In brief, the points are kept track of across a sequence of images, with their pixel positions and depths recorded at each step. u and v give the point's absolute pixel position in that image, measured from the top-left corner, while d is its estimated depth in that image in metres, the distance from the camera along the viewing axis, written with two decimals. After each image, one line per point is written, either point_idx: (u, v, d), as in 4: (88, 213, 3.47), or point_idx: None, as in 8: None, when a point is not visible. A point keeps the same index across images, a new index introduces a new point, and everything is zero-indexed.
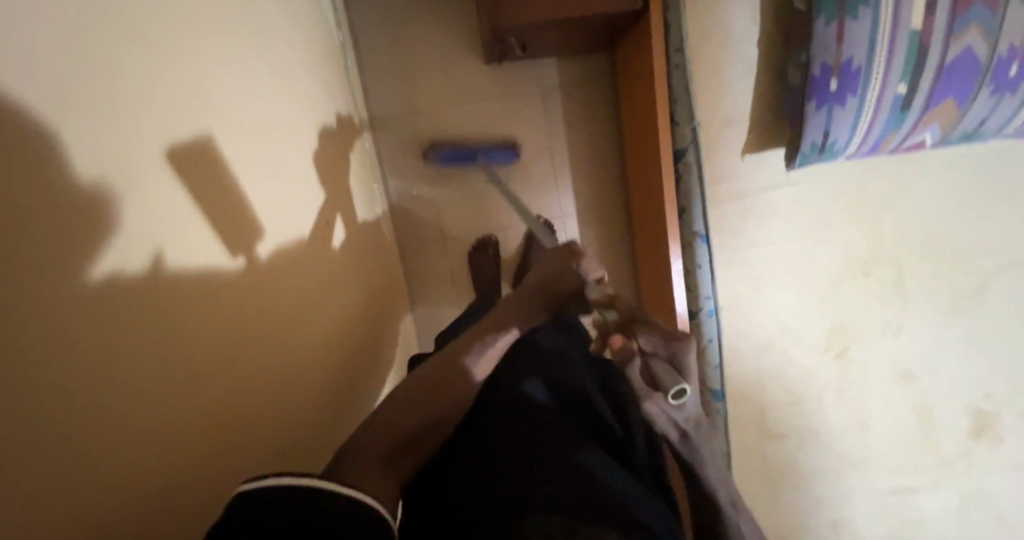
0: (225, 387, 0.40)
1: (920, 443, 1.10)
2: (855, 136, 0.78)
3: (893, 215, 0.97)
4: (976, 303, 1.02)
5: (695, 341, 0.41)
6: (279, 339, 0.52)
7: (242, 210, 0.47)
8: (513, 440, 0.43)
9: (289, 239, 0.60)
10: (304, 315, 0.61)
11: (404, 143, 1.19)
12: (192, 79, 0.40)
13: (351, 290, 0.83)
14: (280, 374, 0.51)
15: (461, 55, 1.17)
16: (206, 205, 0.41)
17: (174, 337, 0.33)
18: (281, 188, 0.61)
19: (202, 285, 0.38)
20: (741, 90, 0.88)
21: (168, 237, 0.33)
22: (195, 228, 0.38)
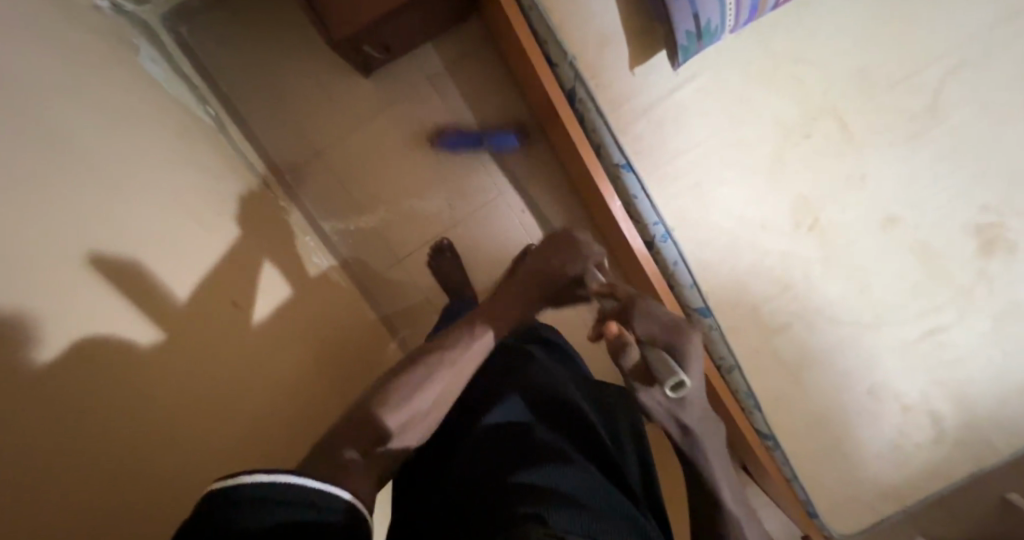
0: (119, 442, 0.41)
1: (930, 281, 1.04)
2: (727, 10, 0.73)
3: (812, 67, 0.91)
4: (933, 120, 0.96)
5: (697, 339, 0.50)
6: (213, 428, 0.56)
7: (116, 326, 0.47)
8: (487, 467, 0.46)
9: (193, 333, 0.61)
10: (236, 397, 0.63)
11: (321, 187, 1.17)
12: (43, 212, 0.41)
13: (290, 365, 0.81)
14: (220, 457, 0.55)
15: (341, 80, 1.15)
16: (82, 331, 0.42)
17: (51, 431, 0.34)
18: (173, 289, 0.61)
19: (93, 406, 0.39)
20: (604, 7, 0.83)
21: (42, 368, 0.35)
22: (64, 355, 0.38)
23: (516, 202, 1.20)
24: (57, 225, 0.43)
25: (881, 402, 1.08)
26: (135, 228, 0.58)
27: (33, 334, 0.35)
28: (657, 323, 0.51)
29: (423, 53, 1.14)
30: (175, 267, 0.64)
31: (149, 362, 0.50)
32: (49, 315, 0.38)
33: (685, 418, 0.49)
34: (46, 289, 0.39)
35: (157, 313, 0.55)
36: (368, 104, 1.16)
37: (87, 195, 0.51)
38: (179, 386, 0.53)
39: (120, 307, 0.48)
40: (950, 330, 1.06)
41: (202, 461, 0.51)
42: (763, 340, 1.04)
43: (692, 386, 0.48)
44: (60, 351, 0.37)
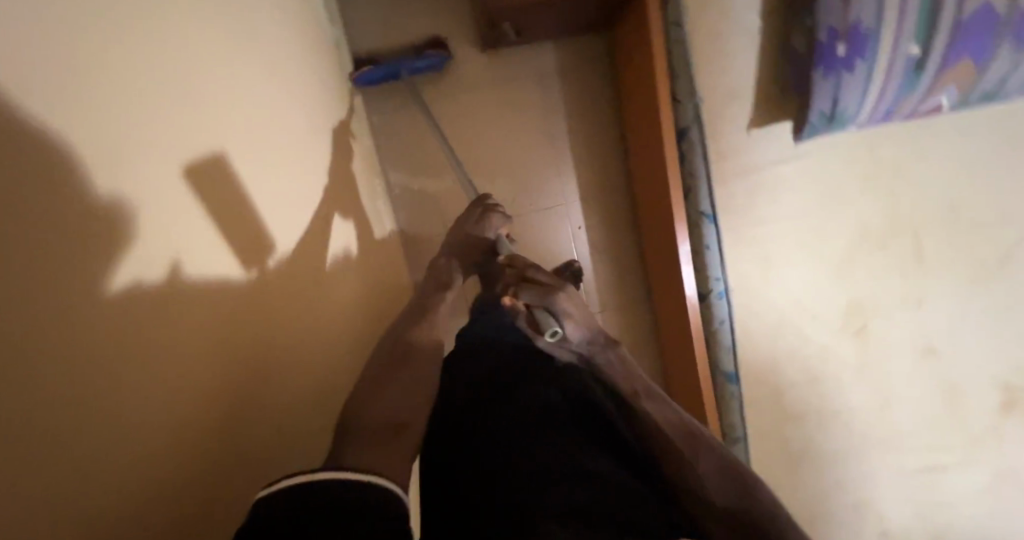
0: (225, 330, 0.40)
1: (946, 420, 1.06)
2: (867, 103, 0.74)
3: (910, 184, 0.93)
4: (1001, 273, 0.98)
5: (571, 288, 0.46)
6: (292, 372, 0.53)
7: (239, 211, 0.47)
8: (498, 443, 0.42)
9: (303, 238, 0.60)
10: (317, 332, 0.61)
11: (403, 140, 1.18)
12: (182, 83, 0.40)
13: (359, 302, 0.80)
14: (295, 406, 0.52)
15: (458, 45, 1.15)
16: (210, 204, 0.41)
17: (181, 320, 0.34)
18: (284, 194, 0.61)
19: (202, 333, 0.36)
20: (743, 63, 0.84)
21: (177, 252, 0.35)
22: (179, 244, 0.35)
23: (576, 216, 1.22)
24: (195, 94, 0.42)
25: (863, 519, 1.09)
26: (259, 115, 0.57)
27: (153, 217, 0.33)
28: (543, 286, 0.44)
29: (542, 48, 1.15)
30: (287, 170, 0.63)
31: (255, 292, 0.47)
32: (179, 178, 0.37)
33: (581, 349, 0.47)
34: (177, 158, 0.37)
35: (265, 222, 0.53)
36: (474, 78, 1.16)
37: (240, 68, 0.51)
38: (283, 298, 0.53)
39: (236, 197, 0.47)
40: (950, 472, 1.07)
41: (283, 411, 0.49)
42: (774, 424, 1.05)
43: (574, 326, 0.46)
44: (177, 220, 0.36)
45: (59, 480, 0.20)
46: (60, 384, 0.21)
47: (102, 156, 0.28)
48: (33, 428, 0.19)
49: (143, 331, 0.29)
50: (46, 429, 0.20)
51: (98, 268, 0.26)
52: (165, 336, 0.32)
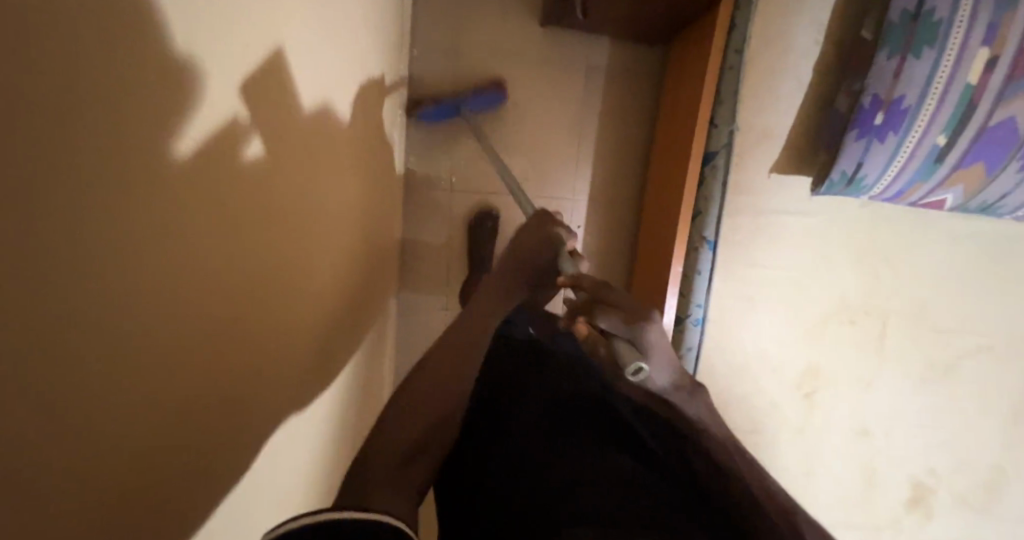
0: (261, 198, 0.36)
1: (858, 502, 1.11)
2: (885, 177, 0.79)
3: (893, 272, 0.99)
4: (943, 378, 1.05)
5: (657, 320, 0.42)
6: (306, 248, 0.50)
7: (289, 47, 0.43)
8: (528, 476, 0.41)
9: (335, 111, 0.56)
10: (326, 218, 0.57)
11: (439, 80, 1.12)
12: None
13: (358, 218, 0.75)
14: (300, 287, 0.50)
15: (522, 6, 1.12)
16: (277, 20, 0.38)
17: (227, 190, 0.30)
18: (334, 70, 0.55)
19: (252, 180, 0.34)
20: (785, 107, 0.88)
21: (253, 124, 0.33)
22: (262, 57, 0.33)
23: (580, 214, 1.21)
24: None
25: None
26: None
27: (253, 20, 0.30)
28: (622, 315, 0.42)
29: (601, 41, 1.15)
30: (338, 43, 0.57)
31: (297, 151, 0.44)
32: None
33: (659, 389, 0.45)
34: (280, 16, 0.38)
35: (315, 87, 0.48)
36: (526, 45, 1.14)
37: None
38: (310, 183, 0.50)
39: (303, 43, 0.42)
40: None
41: (292, 285, 0.47)
42: None
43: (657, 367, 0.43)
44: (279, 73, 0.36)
45: (125, 220, 0.19)
46: (145, 117, 0.20)
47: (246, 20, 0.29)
48: (111, 141, 0.17)
49: (220, 128, 0.28)
50: (122, 177, 0.18)
51: (204, 34, 0.24)
52: (232, 146, 0.30)
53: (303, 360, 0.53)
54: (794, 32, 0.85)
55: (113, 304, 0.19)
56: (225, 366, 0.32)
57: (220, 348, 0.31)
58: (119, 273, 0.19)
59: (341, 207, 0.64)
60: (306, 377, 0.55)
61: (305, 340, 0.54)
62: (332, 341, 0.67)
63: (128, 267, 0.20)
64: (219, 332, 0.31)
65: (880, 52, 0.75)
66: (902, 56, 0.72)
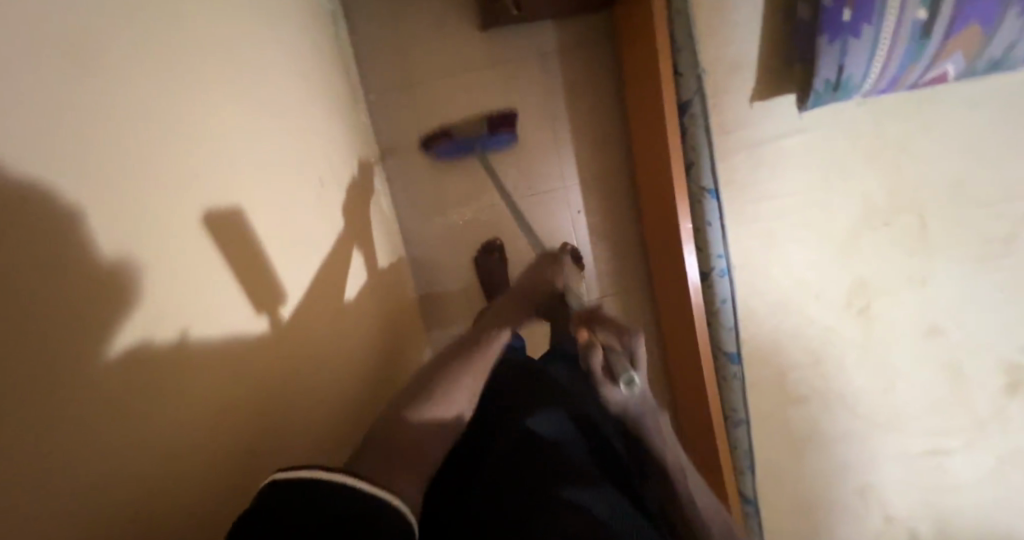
0: (249, 349, 0.42)
1: (950, 404, 1.03)
2: (872, 70, 0.74)
3: (914, 159, 0.92)
4: (1005, 251, 0.97)
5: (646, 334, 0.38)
6: (297, 341, 0.52)
7: (231, 161, 0.45)
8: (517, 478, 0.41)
9: (286, 201, 0.58)
10: (308, 304, 0.57)
11: (398, 119, 1.13)
12: (179, 48, 0.39)
13: (354, 281, 0.77)
14: (303, 385, 0.52)
15: (457, 19, 1.11)
16: (202, 152, 0.40)
17: (201, 370, 0.35)
18: (269, 159, 0.55)
19: (227, 350, 0.39)
20: (746, 33, 0.83)
21: (217, 325, 0.38)
22: (179, 205, 0.35)
23: (577, 200, 1.20)
24: (163, 32, 0.37)
25: (868, 505, 1.07)
26: (248, 70, 0.55)
27: (136, 162, 0.31)
28: (617, 328, 0.39)
29: (544, 26, 1.12)
30: (277, 132, 0.59)
31: (249, 264, 0.45)
32: (185, 148, 0.37)
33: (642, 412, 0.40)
34: (205, 146, 0.40)
35: (251, 185, 0.49)
36: (472, 55, 1.13)
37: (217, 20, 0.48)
38: (307, 310, 0.57)
39: (224, 159, 0.44)
40: (955, 456, 1.05)
41: (282, 386, 0.48)
42: (778, 405, 1.03)
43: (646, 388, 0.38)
44: (213, 214, 0.39)
45: (51, 489, 0.20)
46: (35, 340, 0.21)
47: (150, 212, 0.31)
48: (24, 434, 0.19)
49: (132, 277, 0.28)
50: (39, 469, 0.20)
51: (72, 198, 0.24)
52: (154, 286, 0.30)
53: (317, 442, 0.54)
54: None
55: (39, 495, 0.20)
56: (188, 498, 0.32)
57: (180, 481, 0.32)
58: (46, 513, 0.20)
59: (325, 284, 0.65)
60: (328, 457, 0.56)
61: (325, 429, 0.57)
62: (364, 409, 0.70)
63: (52, 502, 0.20)
64: (169, 466, 0.31)
65: None
66: None
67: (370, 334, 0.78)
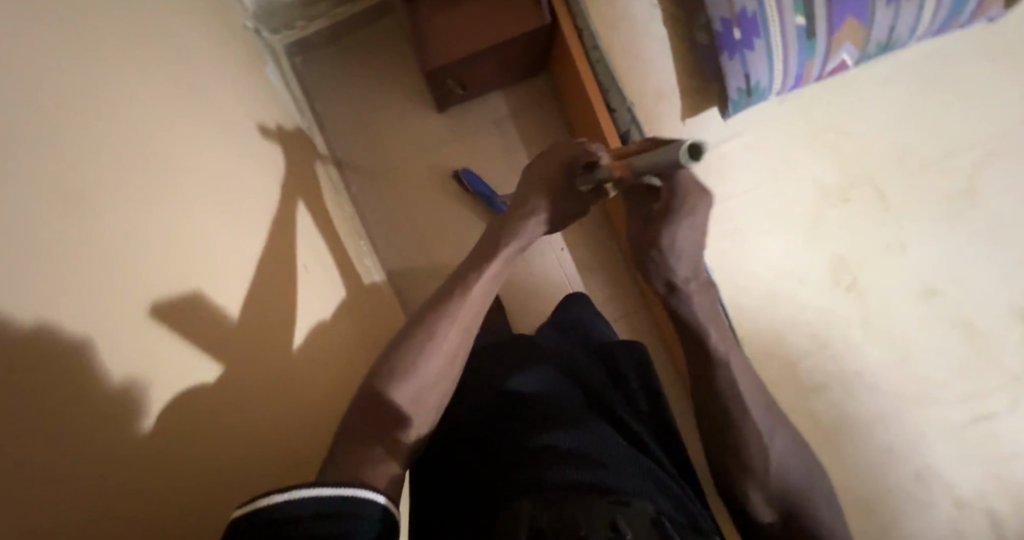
0: (227, 426, 0.46)
1: (980, 363, 0.98)
2: (775, 73, 0.83)
3: (849, 138, 0.99)
4: (973, 202, 0.99)
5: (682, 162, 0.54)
6: (271, 418, 0.54)
7: (205, 258, 0.52)
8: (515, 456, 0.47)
9: (264, 289, 0.64)
10: (290, 377, 0.61)
11: (379, 203, 1.25)
12: (160, 172, 0.48)
13: (352, 353, 0.81)
14: (282, 462, 0.54)
15: (418, 110, 1.27)
16: (176, 251, 0.46)
17: (173, 438, 0.38)
18: (246, 254, 0.63)
19: (205, 419, 0.43)
20: (661, 65, 0.94)
21: (187, 399, 0.41)
22: (155, 294, 0.40)
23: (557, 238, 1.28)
24: (142, 159, 0.46)
25: (930, 490, 0.96)
26: (229, 183, 0.65)
27: (119, 259, 0.37)
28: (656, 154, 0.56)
29: (492, 99, 1.27)
30: (254, 231, 0.67)
31: (225, 345, 0.50)
32: (162, 250, 0.44)
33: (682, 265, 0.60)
34: (179, 246, 0.47)
35: (222, 276, 0.55)
36: (436, 135, 1.26)
37: (197, 149, 0.58)
38: (287, 388, 0.60)
39: (200, 257, 0.51)
40: (1006, 420, 0.96)
41: (259, 464, 0.50)
42: (799, 398, 1.00)
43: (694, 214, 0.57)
44: (185, 299, 0.45)
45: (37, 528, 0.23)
46: (21, 400, 0.25)
47: (127, 301, 0.37)
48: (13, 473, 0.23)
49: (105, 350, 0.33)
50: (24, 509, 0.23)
51: (64, 288, 0.30)
52: (131, 362, 0.35)
53: None
54: (631, 8, 0.94)
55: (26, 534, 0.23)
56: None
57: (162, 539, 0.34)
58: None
59: (308, 360, 0.69)
60: None
61: None
62: None
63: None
64: (150, 531, 0.33)
65: None
66: None
67: None
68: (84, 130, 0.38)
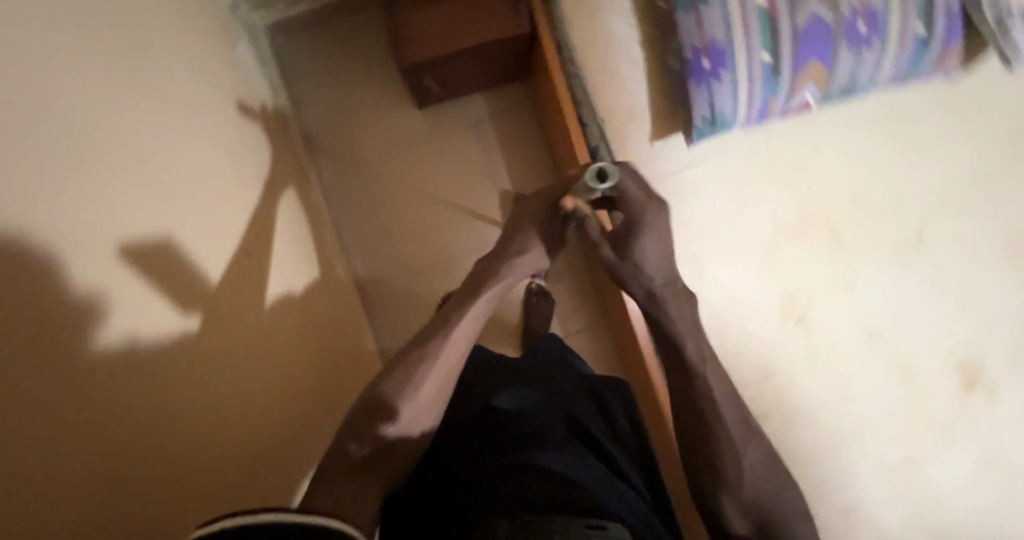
0: (198, 380, 0.46)
1: (913, 408, 1.00)
2: (739, 105, 0.84)
3: (809, 177, 1.02)
4: (922, 251, 1.03)
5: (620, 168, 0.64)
6: (242, 378, 0.55)
7: (176, 209, 0.53)
8: (494, 468, 0.44)
9: (228, 252, 0.64)
10: (255, 347, 0.61)
11: (349, 192, 1.24)
12: (128, 121, 0.48)
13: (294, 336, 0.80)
14: (250, 427, 0.54)
15: (399, 103, 1.26)
16: (145, 198, 0.47)
17: (146, 373, 0.38)
18: (215, 215, 0.63)
19: (174, 359, 0.43)
20: (635, 86, 0.95)
21: (151, 338, 0.41)
22: (125, 232, 0.41)
23: None
24: (112, 103, 0.46)
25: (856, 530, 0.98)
26: (196, 146, 0.64)
27: (90, 190, 0.37)
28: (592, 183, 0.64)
29: (474, 101, 1.27)
30: (221, 199, 0.67)
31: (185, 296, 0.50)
32: (132, 195, 0.44)
33: (650, 280, 0.62)
34: (148, 192, 0.48)
35: (196, 241, 0.56)
36: (415, 130, 1.26)
37: (163, 107, 0.58)
38: (253, 355, 0.60)
39: (170, 208, 0.51)
40: (933, 465, 0.98)
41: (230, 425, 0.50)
42: None
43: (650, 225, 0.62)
44: (152, 242, 0.45)
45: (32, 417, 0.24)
46: (18, 291, 0.26)
47: (97, 230, 0.37)
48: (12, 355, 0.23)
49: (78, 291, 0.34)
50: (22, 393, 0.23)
51: (45, 203, 0.31)
52: (106, 292, 0.36)
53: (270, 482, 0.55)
54: (609, 27, 0.95)
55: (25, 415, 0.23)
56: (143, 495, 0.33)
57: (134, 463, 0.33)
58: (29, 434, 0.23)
59: None
60: None
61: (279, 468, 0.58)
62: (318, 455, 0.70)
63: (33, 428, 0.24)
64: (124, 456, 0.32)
65: (679, 14, 0.83)
66: (696, 8, 0.81)
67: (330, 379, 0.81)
68: (54, 64, 0.38)
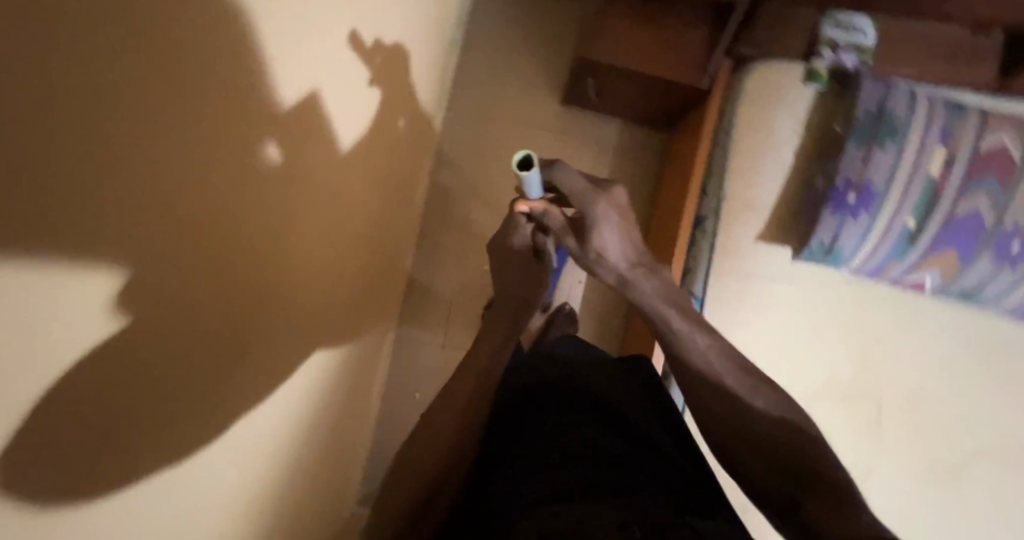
0: (271, 194, 0.47)
1: None
2: (860, 251, 0.84)
3: (883, 352, 0.98)
4: (955, 481, 0.97)
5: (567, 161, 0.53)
6: (301, 217, 0.57)
7: (331, 50, 0.55)
8: (576, 458, 0.63)
9: (353, 117, 0.67)
10: (322, 202, 0.64)
11: (463, 142, 1.31)
12: None
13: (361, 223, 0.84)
14: (286, 262, 0.56)
15: (546, 90, 1.32)
16: (319, 24, 0.49)
17: (228, 156, 0.36)
18: (358, 80, 0.66)
19: (263, 163, 0.43)
20: (768, 184, 0.95)
21: (257, 131, 0.40)
22: (291, 34, 0.43)
23: None
24: None
25: None
26: (378, 18, 0.68)
27: None
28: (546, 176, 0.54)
29: (610, 122, 1.31)
30: (372, 72, 0.70)
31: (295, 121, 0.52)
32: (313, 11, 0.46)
33: (623, 265, 0.54)
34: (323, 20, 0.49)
35: (334, 86, 0.58)
36: (546, 120, 1.31)
37: None
38: (319, 208, 0.63)
39: (329, 46, 0.54)
40: None
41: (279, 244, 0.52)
42: None
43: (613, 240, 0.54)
44: (301, 57, 0.46)
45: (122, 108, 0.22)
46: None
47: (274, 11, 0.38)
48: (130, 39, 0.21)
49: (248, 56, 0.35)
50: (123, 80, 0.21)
51: None
52: (248, 66, 0.36)
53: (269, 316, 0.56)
54: (776, 121, 0.95)
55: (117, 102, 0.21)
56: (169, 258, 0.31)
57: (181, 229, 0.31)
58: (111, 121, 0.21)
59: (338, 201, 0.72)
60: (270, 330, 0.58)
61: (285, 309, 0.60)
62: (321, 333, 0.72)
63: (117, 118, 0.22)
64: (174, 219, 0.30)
65: (850, 142, 0.82)
66: (870, 147, 0.81)
67: (348, 269, 0.84)
68: None
